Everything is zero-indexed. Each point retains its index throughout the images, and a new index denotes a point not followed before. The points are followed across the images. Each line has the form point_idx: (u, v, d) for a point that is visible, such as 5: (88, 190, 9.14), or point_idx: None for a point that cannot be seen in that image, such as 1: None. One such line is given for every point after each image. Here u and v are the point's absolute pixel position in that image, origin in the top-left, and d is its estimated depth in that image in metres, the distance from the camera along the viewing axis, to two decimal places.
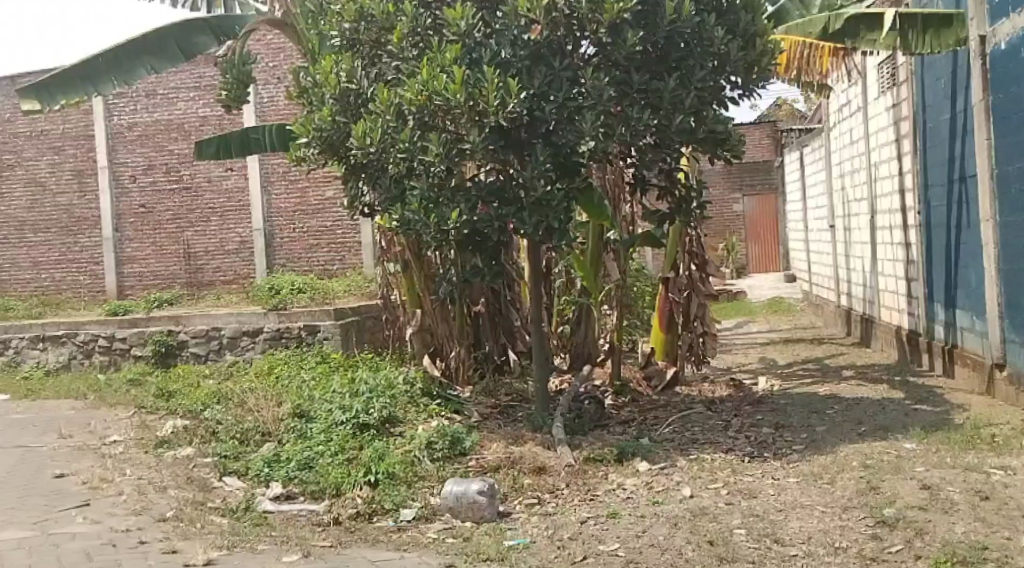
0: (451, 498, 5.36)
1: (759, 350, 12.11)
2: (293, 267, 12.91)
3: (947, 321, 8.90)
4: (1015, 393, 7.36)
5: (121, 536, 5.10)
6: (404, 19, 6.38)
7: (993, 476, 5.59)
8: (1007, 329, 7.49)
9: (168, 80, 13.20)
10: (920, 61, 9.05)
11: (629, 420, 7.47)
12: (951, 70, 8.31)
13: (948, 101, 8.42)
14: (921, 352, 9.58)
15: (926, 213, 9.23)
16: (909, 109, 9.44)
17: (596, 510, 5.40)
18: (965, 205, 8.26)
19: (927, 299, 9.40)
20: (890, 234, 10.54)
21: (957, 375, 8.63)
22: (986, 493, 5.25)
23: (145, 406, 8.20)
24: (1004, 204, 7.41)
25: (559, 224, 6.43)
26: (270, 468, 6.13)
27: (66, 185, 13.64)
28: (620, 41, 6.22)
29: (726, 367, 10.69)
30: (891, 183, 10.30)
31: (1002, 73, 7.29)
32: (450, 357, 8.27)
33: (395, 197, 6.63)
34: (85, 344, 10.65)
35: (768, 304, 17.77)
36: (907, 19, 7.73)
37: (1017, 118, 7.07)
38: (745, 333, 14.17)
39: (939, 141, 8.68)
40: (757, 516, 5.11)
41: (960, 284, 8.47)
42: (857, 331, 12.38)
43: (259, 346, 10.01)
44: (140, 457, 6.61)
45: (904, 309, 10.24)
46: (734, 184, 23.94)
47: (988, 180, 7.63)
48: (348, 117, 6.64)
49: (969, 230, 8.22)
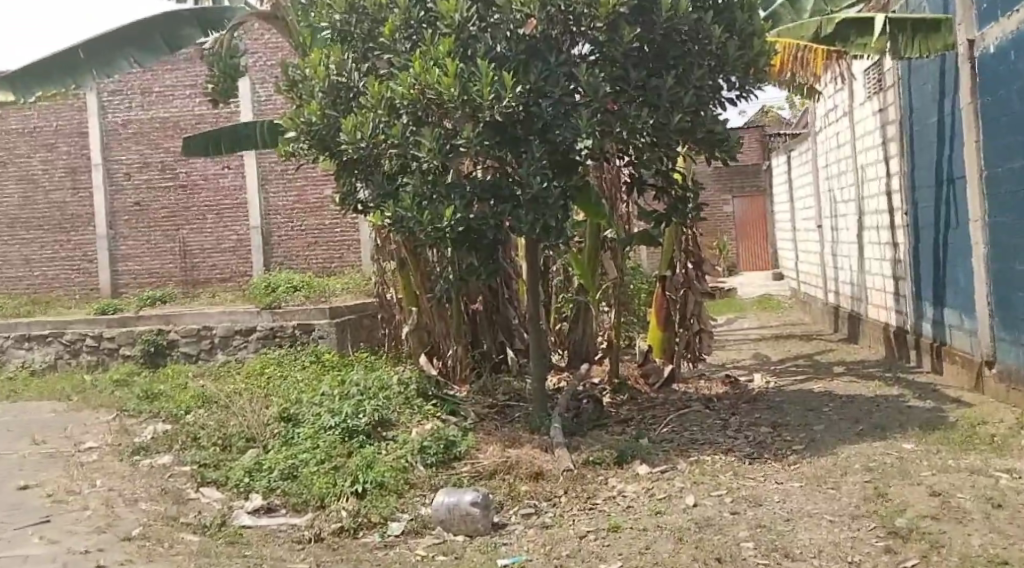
0: (443, 510, 5.04)
1: (751, 345, 11.88)
2: (291, 266, 12.61)
3: (936, 320, 8.57)
4: (1005, 390, 7.08)
5: (79, 558, 4.78)
6: (397, 12, 6.09)
7: (1001, 481, 5.27)
8: (998, 327, 7.19)
9: (163, 77, 12.90)
10: (907, 66, 8.75)
11: (628, 419, 7.15)
12: (937, 73, 8.01)
13: (935, 105, 8.12)
14: (910, 349, 9.30)
15: (913, 214, 8.93)
16: (896, 112, 9.14)
17: (596, 522, 5.06)
18: (953, 207, 7.93)
19: (915, 297, 9.09)
20: (877, 235, 10.25)
21: (945, 371, 8.34)
22: (1000, 500, 4.92)
23: (128, 408, 7.87)
24: (994, 205, 7.10)
25: (555, 222, 6.10)
26: (251, 478, 5.79)
27: (59, 182, 13.26)
28: (618, 39, 5.91)
29: (720, 362, 10.42)
30: (878, 185, 10.00)
31: (990, 77, 7.00)
32: (448, 355, 7.97)
33: (388, 194, 6.27)
34: (71, 344, 10.32)
35: (758, 300, 17.58)
36: (897, 24, 7.41)
37: (1008, 121, 6.77)
38: (738, 330, 13.87)
39: (926, 144, 8.37)
40: (764, 526, 4.79)
41: (949, 284, 8.15)
42: (845, 328, 12.10)
43: (252, 345, 9.71)
44: (117, 466, 6.30)
45: (891, 307, 9.94)
46: (725, 185, 23.71)
47: (977, 181, 7.30)
48: (339, 110, 6.30)
49: (957, 231, 7.91)
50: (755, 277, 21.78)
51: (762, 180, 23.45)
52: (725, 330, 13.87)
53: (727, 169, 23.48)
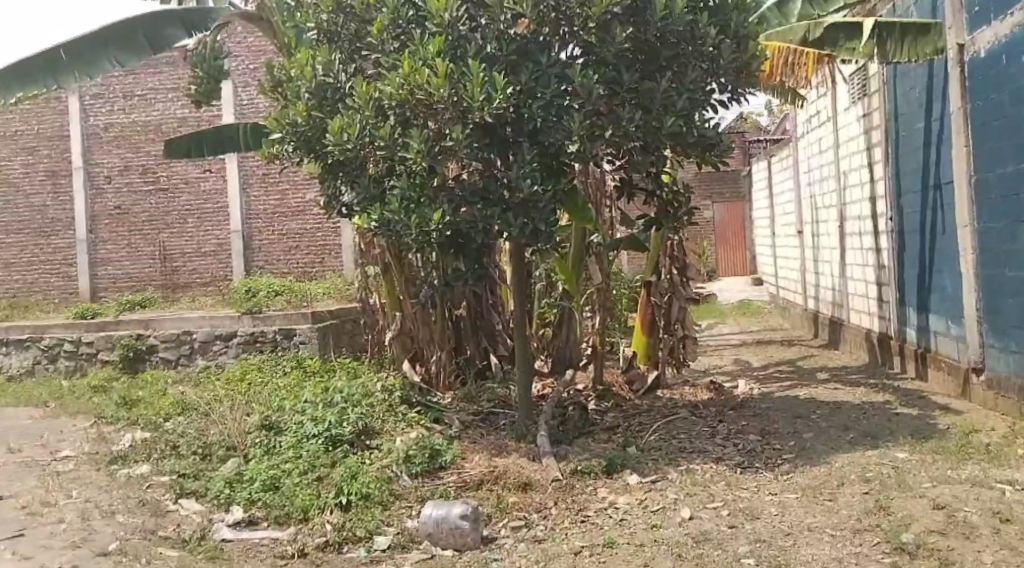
0: (430, 523, 4.93)
1: (733, 351, 11.81)
2: (271, 270, 12.46)
3: (920, 326, 8.52)
4: (995, 398, 7.01)
5: None
6: (384, 11, 5.98)
7: (1005, 493, 5.19)
8: (987, 333, 7.13)
9: (145, 80, 12.73)
10: (893, 70, 8.71)
11: (614, 427, 7.03)
12: (924, 78, 7.96)
13: (922, 109, 8.07)
14: (894, 355, 9.23)
15: (898, 219, 8.88)
16: (881, 117, 9.09)
17: (590, 537, 4.94)
18: (940, 212, 7.88)
19: (898, 303, 9.03)
20: (860, 240, 10.20)
21: (931, 378, 8.28)
22: (1007, 513, 4.84)
23: (106, 415, 7.70)
24: (984, 210, 7.05)
25: (545, 226, 5.98)
26: (231, 489, 5.65)
27: (39, 185, 13.05)
28: (609, 40, 5.82)
29: (702, 368, 10.35)
30: (861, 190, 9.96)
31: (981, 81, 6.94)
32: (431, 361, 7.84)
33: (374, 197, 6.15)
34: (50, 349, 10.11)
35: (738, 305, 17.54)
36: (884, 28, 7.37)
37: (999, 126, 6.72)
38: (719, 335, 13.81)
39: (912, 149, 8.32)
40: (764, 541, 4.70)
41: (935, 289, 8.10)
42: (825, 333, 12.06)
43: (232, 350, 9.55)
44: (94, 476, 6.14)
45: (874, 312, 9.88)
46: (704, 191, 23.65)
47: (966, 186, 7.24)
48: (324, 112, 6.17)
49: (944, 236, 7.86)
50: (734, 282, 21.77)
51: (742, 186, 23.45)
52: (706, 336, 13.80)
53: (706, 175, 23.44)
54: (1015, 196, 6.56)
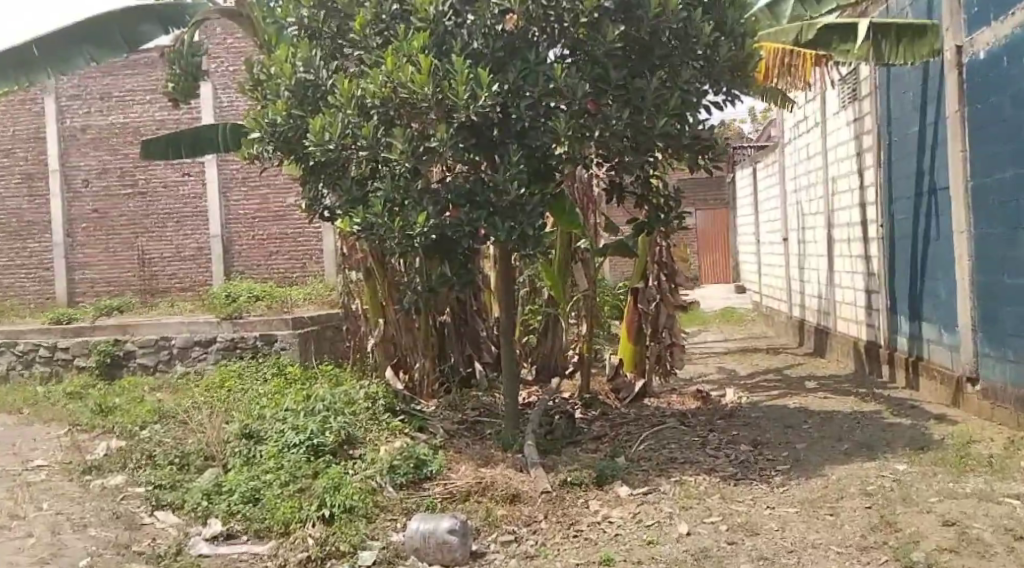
0: (417, 537, 4.75)
1: (718, 359, 11.69)
2: (251, 275, 12.26)
3: (912, 334, 8.43)
4: (990, 409, 6.92)
5: None
6: (367, 6, 5.84)
7: (1014, 508, 5.07)
8: (982, 342, 7.03)
9: (123, 81, 12.51)
10: (886, 73, 8.64)
11: (602, 436, 6.87)
12: (919, 82, 7.89)
13: (916, 113, 8.00)
14: (883, 365, 9.14)
15: (889, 225, 8.79)
16: (873, 122, 9.01)
17: (586, 554, 4.78)
18: (934, 217, 7.80)
19: (889, 310, 8.94)
20: (848, 246, 10.12)
21: (922, 387, 8.19)
22: (1019, 531, 4.72)
23: (81, 423, 7.48)
24: (981, 215, 6.96)
25: (533, 229, 5.81)
26: (209, 501, 5.46)
27: (15, 188, 12.79)
28: (599, 37, 5.69)
29: (687, 376, 10.23)
30: (850, 196, 9.89)
31: (979, 84, 6.85)
32: (414, 368, 7.68)
33: (356, 199, 5.97)
34: (25, 355, 9.86)
35: (721, 313, 17.45)
36: (881, 30, 7.35)
37: (997, 130, 6.64)
38: (704, 343, 13.71)
39: (905, 154, 8.24)
40: (766, 559, 4.56)
41: (928, 297, 8.01)
42: (811, 341, 11.98)
43: (211, 356, 9.34)
44: (65, 487, 5.94)
45: (862, 320, 9.79)
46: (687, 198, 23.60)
47: (962, 193, 7.16)
48: (305, 110, 6.00)
49: (937, 242, 7.77)
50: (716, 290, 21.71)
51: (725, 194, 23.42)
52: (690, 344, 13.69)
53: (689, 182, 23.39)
54: (1013, 201, 6.47)
